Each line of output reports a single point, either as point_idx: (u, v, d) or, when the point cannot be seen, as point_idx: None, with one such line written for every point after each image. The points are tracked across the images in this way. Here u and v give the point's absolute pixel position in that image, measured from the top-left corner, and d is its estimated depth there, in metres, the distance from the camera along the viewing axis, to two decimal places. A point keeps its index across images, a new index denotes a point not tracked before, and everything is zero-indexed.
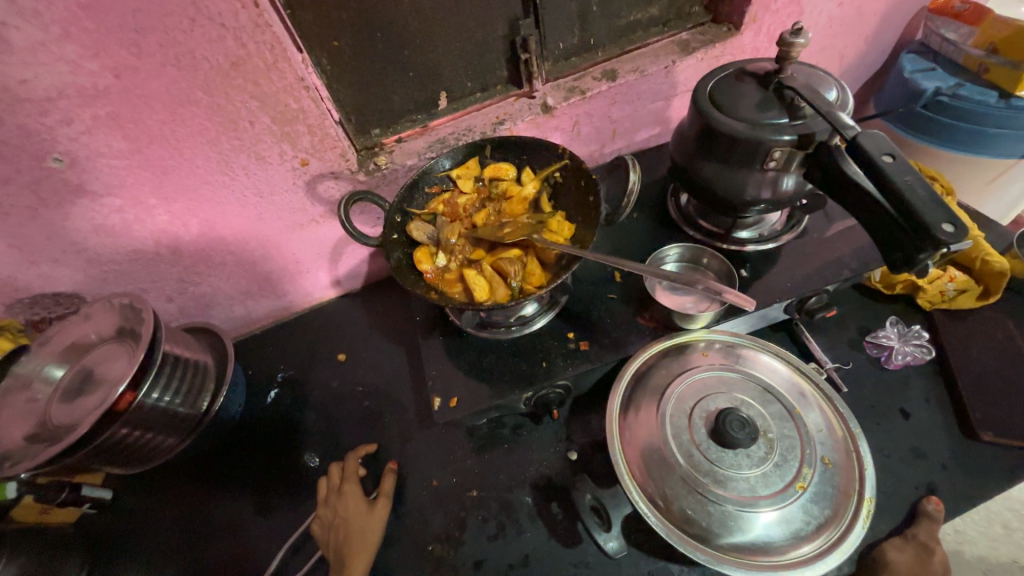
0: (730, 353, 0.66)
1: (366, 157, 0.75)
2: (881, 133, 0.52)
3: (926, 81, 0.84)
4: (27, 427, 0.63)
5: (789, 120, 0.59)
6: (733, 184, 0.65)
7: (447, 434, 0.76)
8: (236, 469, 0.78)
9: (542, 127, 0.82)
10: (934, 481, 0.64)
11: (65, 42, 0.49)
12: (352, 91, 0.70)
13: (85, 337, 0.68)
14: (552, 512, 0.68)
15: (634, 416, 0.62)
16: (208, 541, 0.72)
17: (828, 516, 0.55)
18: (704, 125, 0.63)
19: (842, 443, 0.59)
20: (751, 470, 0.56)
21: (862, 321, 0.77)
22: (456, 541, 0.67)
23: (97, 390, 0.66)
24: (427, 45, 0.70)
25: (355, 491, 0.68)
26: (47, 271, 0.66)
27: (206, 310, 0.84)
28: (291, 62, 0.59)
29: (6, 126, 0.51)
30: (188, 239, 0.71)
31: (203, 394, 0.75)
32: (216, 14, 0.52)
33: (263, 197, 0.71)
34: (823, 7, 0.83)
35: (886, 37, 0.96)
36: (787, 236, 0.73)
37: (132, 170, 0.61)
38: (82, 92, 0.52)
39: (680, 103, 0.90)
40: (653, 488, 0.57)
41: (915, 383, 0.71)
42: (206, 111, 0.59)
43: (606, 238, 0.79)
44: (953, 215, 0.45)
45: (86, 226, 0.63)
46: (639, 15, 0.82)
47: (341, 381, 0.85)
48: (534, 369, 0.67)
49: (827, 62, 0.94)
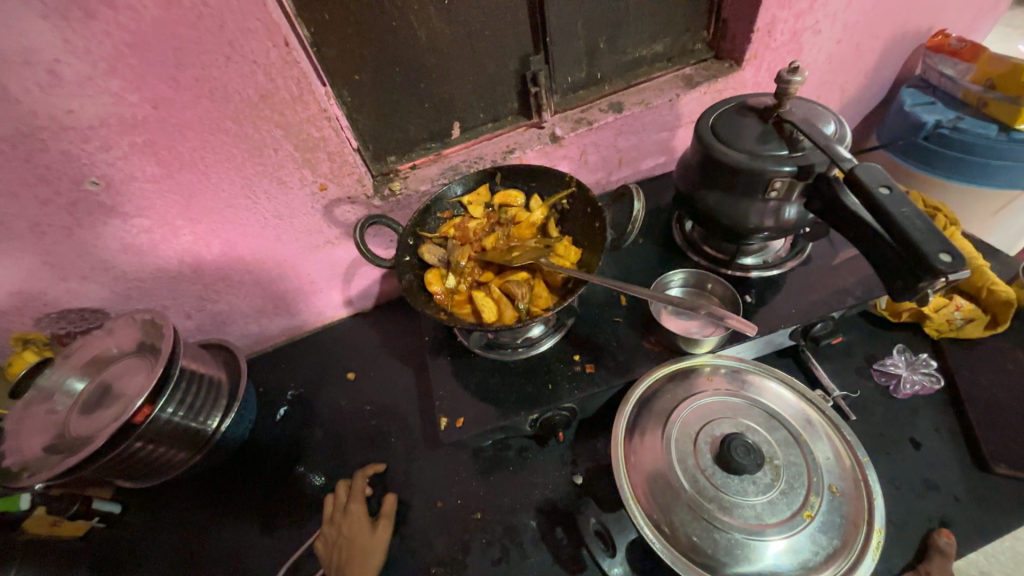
0: (736, 379, 0.66)
1: (382, 183, 0.79)
2: (879, 166, 0.54)
3: (926, 114, 0.86)
4: (46, 438, 0.64)
5: (788, 152, 0.61)
6: (737, 212, 0.66)
7: (453, 456, 0.76)
8: (243, 486, 0.79)
9: (551, 155, 0.86)
10: (946, 513, 0.62)
11: (111, 77, 0.53)
12: (371, 122, 0.75)
13: (107, 351, 0.70)
14: (555, 537, 0.67)
15: (639, 440, 0.62)
16: (209, 558, 0.72)
17: (836, 546, 0.54)
18: (707, 155, 0.66)
19: (851, 472, 0.59)
20: (757, 497, 0.55)
21: (869, 349, 0.77)
22: (459, 564, 0.66)
23: (114, 404, 0.67)
24: (442, 80, 0.75)
25: (360, 510, 0.68)
26: (75, 287, 0.69)
27: (222, 328, 0.86)
28: (315, 95, 0.63)
29: (50, 152, 0.56)
30: (209, 259, 0.74)
31: (214, 411, 0.76)
32: (249, 52, 0.56)
33: (282, 220, 0.74)
34: (820, 45, 0.87)
35: (885, 73, 0.99)
36: (791, 263, 0.74)
37: (162, 193, 0.64)
38: (123, 122, 0.56)
39: (685, 133, 0.93)
40: (658, 514, 0.57)
41: (924, 412, 0.70)
42: (234, 139, 0.63)
43: (612, 263, 0.81)
44: (951, 246, 0.46)
45: (115, 245, 0.67)
46: (643, 51, 0.86)
47: (349, 400, 0.86)
48: (539, 390, 0.68)
49: (828, 96, 0.97)
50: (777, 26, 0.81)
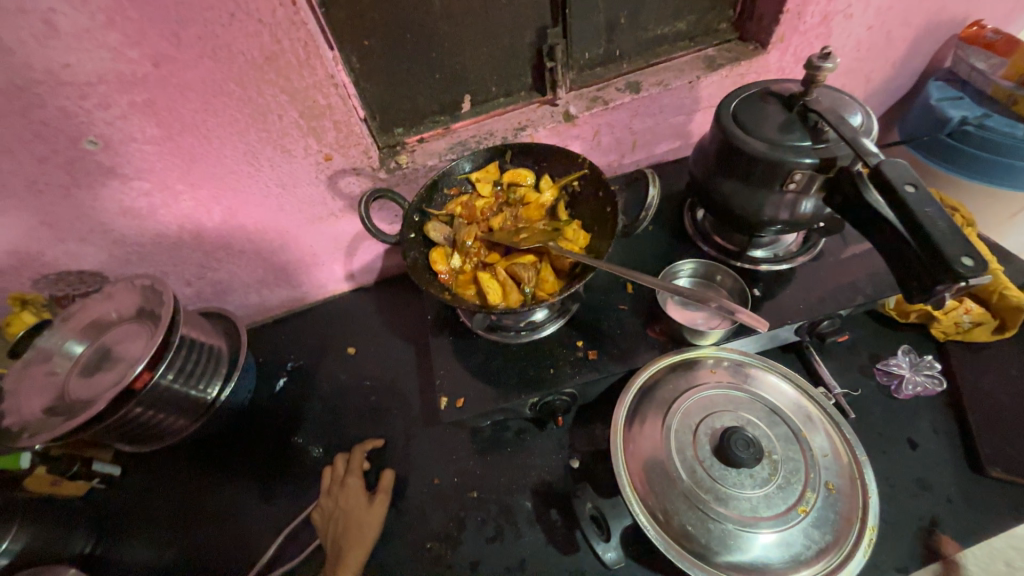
0: (738, 372, 0.66)
1: (388, 155, 0.77)
2: (905, 162, 0.52)
3: (952, 109, 0.83)
4: (45, 399, 0.64)
5: (811, 143, 0.59)
6: (752, 203, 0.65)
7: (451, 434, 0.77)
8: (241, 455, 0.79)
9: (563, 135, 0.83)
10: (937, 514, 0.63)
11: (109, 30, 0.50)
12: (379, 91, 0.72)
13: (106, 315, 0.70)
14: (550, 518, 0.68)
15: (639, 428, 0.62)
16: (208, 524, 0.74)
17: (829, 541, 0.55)
18: (727, 143, 0.63)
19: (848, 470, 0.59)
20: (753, 490, 0.56)
21: (873, 348, 0.76)
22: (455, 540, 0.67)
23: (114, 368, 0.67)
24: (455, 50, 0.72)
25: (356, 484, 0.69)
26: (73, 249, 0.68)
27: (222, 296, 0.85)
28: (322, 59, 0.60)
29: (47, 108, 0.53)
30: (210, 226, 0.73)
31: (214, 378, 0.76)
32: (254, 10, 0.53)
33: (285, 190, 0.73)
34: (851, 31, 0.83)
35: (913, 64, 0.96)
36: (801, 258, 0.73)
37: (163, 156, 0.62)
38: (121, 79, 0.54)
39: (702, 118, 0.90)
40: (654, 502, 0.57)
41: (923, 413, 0.70)
42: (238, 102, 0.60)
43: (620, 249, 0.80)
44: (974, 249, 0.45)
45: (114, 208, 0.65)
46: (666, 29, 0.82)
47: (349, 374, 0.86)
48: (541, 374, 0.68)
49: (853, 85, 0.94)
50: (807, 7, 0.77)
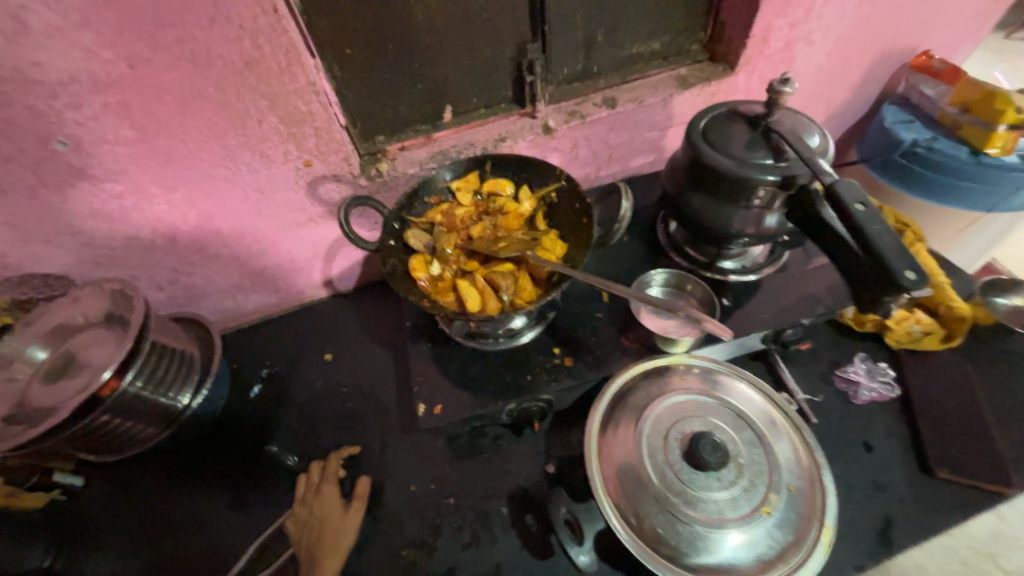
0: (707, 378, 0.68)
1: (369, 163, 0.77)
2: (857, 182, 0.55)
3: (905, 132, 0.89)
4: (4, 406, 0.62)
5: (773, 161, 0.62)
6: (720, 217, 0.68)
7: (428, 441, 0.77)
8: (212, 464, 0.77)
9: (542, 146, 0.85)
10: (891, 513, 0.67)
11: (84, 31, 0.50)
12: (361, 99, 0.73)
13: (72, 319, 0.67)
14: (526, 523, 0.69)
15: (612, 434, 0.64)
16: (174, 536, 0.72)
17: (790, 540, 0.57)
18: (696, 159, 0.67)
19: (808, 472, 0.62)
20: (720, 492, 0.58)
21: (833, 356, 0.80)
22: (430, 547, 0.67)
23: (79, 374, 0.65)
24: (437, 62, 0.73)
25: (332, 491, 0.69)
26: (38, 251, 0.66)
27: (195, 301, 0.84)
28: (303, 66, 0.61)
29: (15, 107, 0.52)
30: (185, 230, 0.72)
31: (186, 386, 0.74)
32: (235, 15, 0.54)
33: (263, 195, 0.72)
34: (812, 56, 0.88)
35: (870, 88, 1.02)
36: (767, 269, 0.77)
37: (136, 157, 0.62)
38: (95, 79, 0.53)
39: (675, 134, 0.94)
40: (627, 505, 0.59)
41: (878, 417, 0.74)
42: (216, 106, 0.60)
43: (596, 259, 0.82)
44: (916, 264, 0.49)
45: (83, 209, 0.64)
46: (640, 48, 0.86)
47: (326, 381, 0.86)
48: (518, 381, 0.69)
49: (815, 107, 0.99)
50: (772, 33, 0.82)
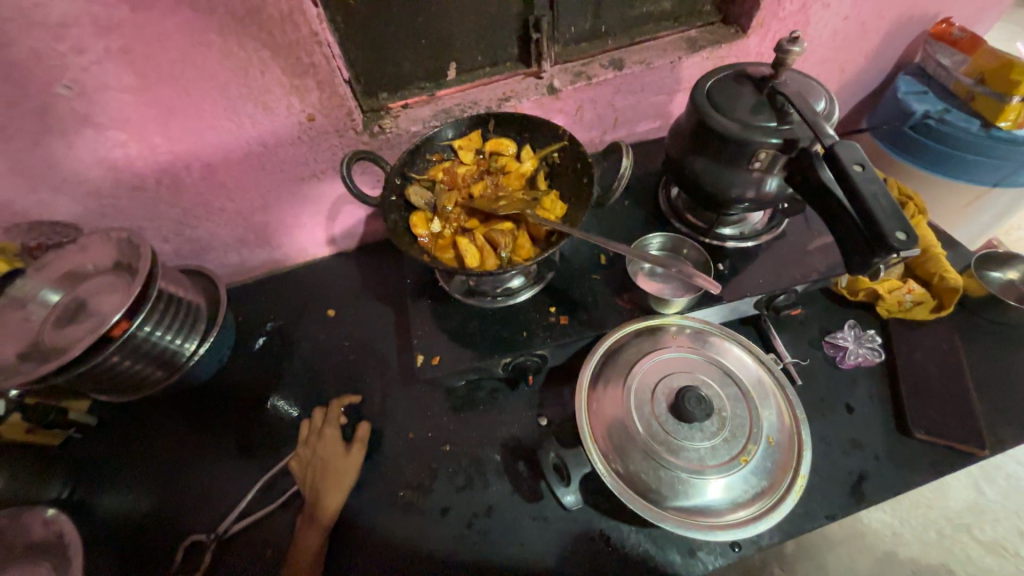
0: (698, 339, 0.70)
1: (372, 119, 0.77)
2: (858, 145, 0.55)
3: (918, 103, 0.88)
4: (18, 345, 0.65)
5: (777, 124, 0.62)
6: (721, 181, 0.68)
7: (427, 393, 0.80)
8: (220, 410, 0.81)
9: (547, 107, 0.85)
10: (866, 470, 0.70)
11: None
12: (365, 54, 0.72)
13: (82, 266, 0.69)
14: (517, 470, 0.72)
15: (603, 387, 0.66)
16: (185, 474, 0.76)
17: (765, 486, 0.60)
18: (699, 121, 0.66)
19: (788, 427, 0.64)
20: (701, 442, 0.61)
21: (824, 323, 0.82)
22: (426, 489, 0.71)
23: (87, 320, 0.67)
24: (442, 16, 0.72)
25: (333, 435, 0.72)
26: (46, 199, 0.67)
27: (201, 254, 0.85)
28: (306, 15, 0.60)
29: (17, 48, 0.53)
30: (189, 181, 0.73)
31: (193, 334, 0.77)
32: None
33: (267, 148, 0.73)
34: (827, 20, 0.86)
35: (886, 57, 1.00)
36: (765, 236, 0.77)
37: (140, 106, 0.62)
38: (97, 22, 0.53)
39: (682, 99, 0.93)
40: (613, 453, 0.62)
41: (862, 382, 0.77)
42: (219, 55, 0.60)
43: (596, 222, 0.83)
44: (908, 226, 0.49)
45: (89, 157, 0.64)
46: (651, 8, 0.84)
47: (328, 335, 0.88)
48: (514, 337, 0.71)
49: (827, 75, 0.97)
50: None
